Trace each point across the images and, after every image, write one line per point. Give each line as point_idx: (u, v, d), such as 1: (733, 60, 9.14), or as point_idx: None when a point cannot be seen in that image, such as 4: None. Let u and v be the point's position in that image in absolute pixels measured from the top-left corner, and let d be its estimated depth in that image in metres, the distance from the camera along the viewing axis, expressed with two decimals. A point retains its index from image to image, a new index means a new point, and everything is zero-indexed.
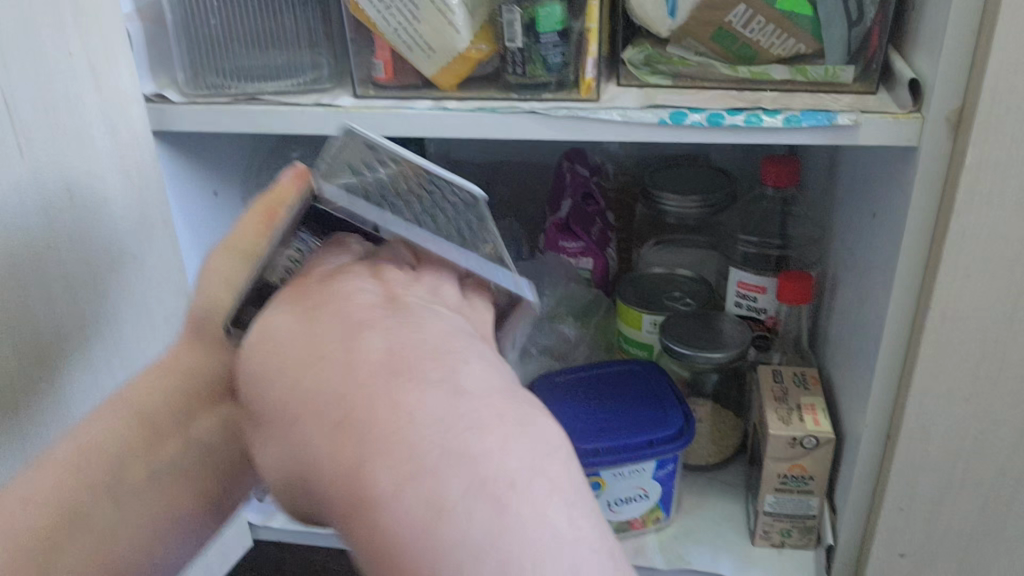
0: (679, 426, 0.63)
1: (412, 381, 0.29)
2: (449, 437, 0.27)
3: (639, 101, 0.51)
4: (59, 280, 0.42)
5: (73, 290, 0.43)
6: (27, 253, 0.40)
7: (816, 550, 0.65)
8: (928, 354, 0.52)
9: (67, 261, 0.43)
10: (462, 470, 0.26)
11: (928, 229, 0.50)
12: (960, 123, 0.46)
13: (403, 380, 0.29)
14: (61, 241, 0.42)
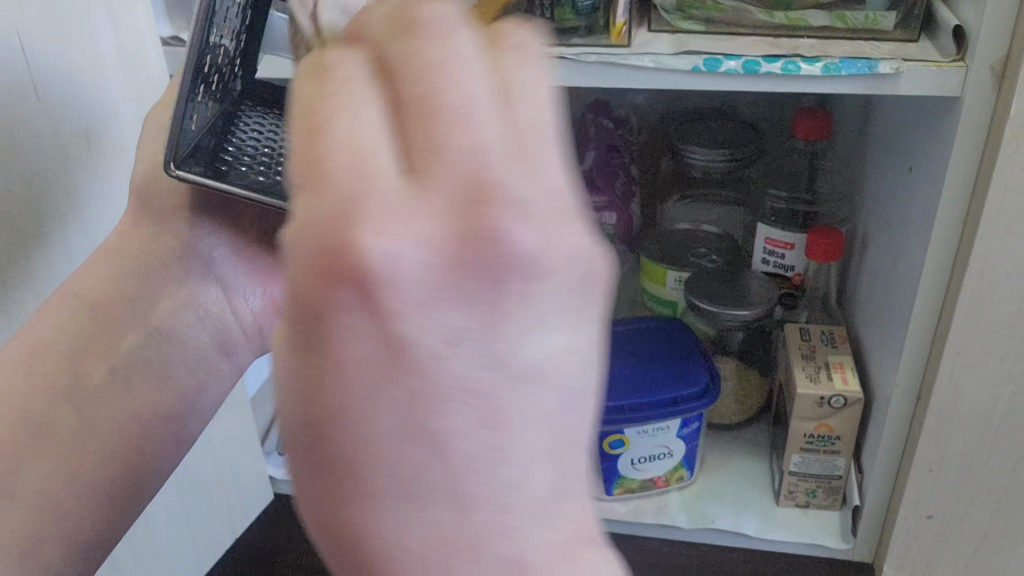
0: (704, 383, 0.63)
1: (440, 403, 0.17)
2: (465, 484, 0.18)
3: (672, 48, 0.49)
4: (54, 230, 0.38)
5: (67, 240, 0.39)
6: (29, 202, 0.36)
7: (840, 510, 0.65)
8: (965, 313, 0.50)
9: (63, 206, 0.38)
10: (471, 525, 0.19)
11: (969, 182, 0.48)
12: (1005, 74, 0.44)
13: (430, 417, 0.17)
14: (59, 189, 0.38)
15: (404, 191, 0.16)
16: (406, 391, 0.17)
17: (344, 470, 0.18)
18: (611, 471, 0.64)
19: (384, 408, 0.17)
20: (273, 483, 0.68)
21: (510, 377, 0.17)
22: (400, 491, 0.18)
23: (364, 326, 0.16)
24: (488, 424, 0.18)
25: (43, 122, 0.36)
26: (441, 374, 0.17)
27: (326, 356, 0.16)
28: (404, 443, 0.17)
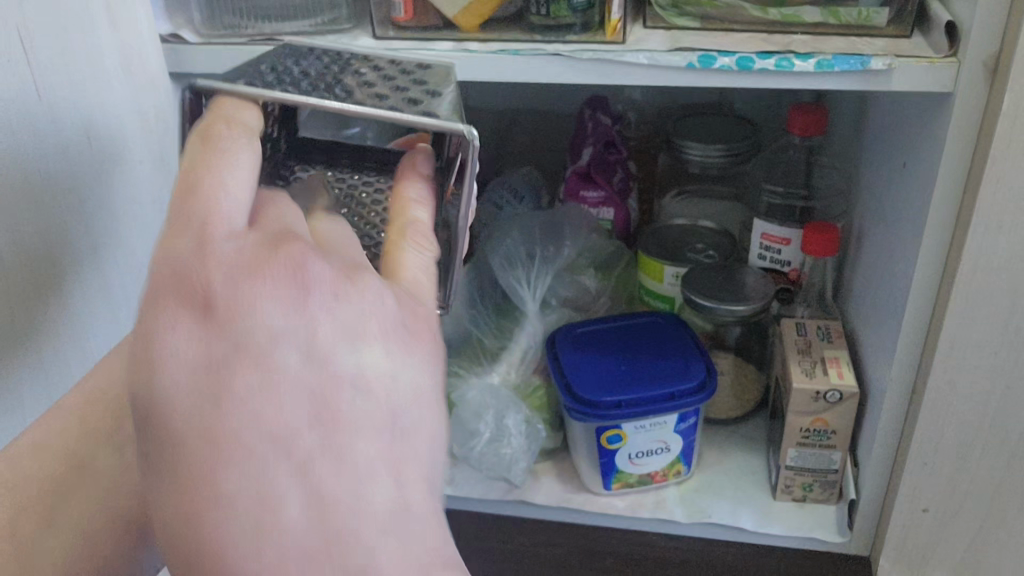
0: (701, 378, 0.63)
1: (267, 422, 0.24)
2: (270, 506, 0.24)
3: (667, 44, 0.50)
4: (80, 224, 0.42)
5: (93, 235, 0.43)
6: (52, 197, 0.40)
7: (837, 503, 0.65)
8: (958, 307, 0.50)
9: (87, 202, 0.42)
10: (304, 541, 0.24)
11: (962, 177, 0.48)
12: (997, 69, 0.45)
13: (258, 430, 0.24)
14: (80, 184, 0.41)
15: (252, 262, 0.26)
16: (243, 392, 0.24)
17: (204, 487, 0.23)
18: (609, 466, 0.65)
19: (236, 429, 0.24)
20: None
21: (336, 386, 0.25)
22: (253, 508, 0.23)
23: (213, 365, 0.24)
24: (318, 426, 0.24)
25: (46, 118, 0.39)
26: (269, 389, 0.24)
27: (191, 398, 0.24)
28: (259, 443, 0.24)
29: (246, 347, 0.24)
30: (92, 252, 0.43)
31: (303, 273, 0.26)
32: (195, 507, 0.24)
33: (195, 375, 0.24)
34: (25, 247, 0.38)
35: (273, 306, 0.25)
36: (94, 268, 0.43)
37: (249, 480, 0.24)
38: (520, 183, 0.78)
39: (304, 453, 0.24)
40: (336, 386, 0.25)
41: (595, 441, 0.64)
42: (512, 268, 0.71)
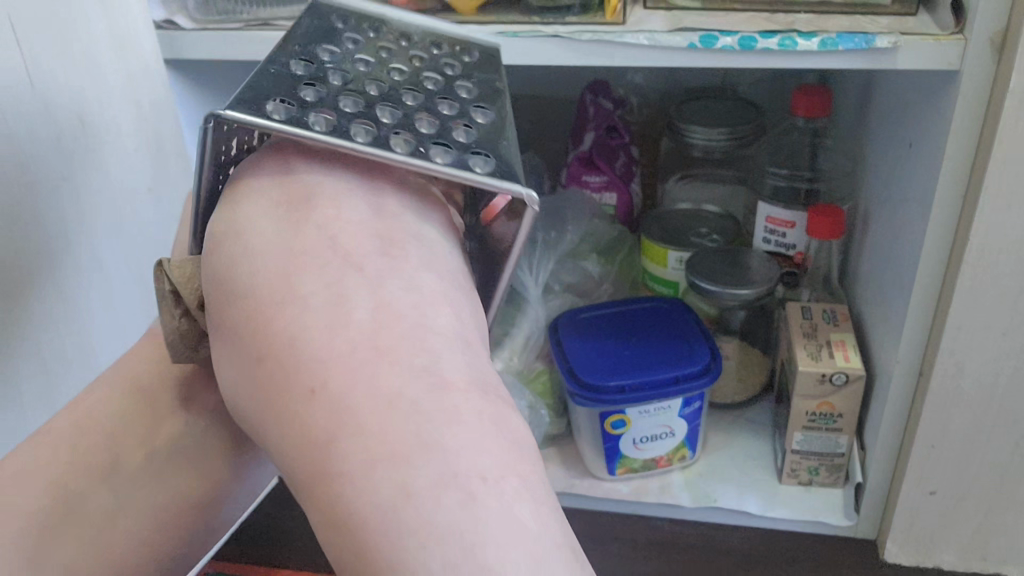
0: (706, 362, 0.62)
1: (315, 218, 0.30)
2: (341, 309, 0.27)
3: (668, 25, 0.49)
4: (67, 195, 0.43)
5: (81, 201, 0.44)
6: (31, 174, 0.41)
7: (844, 488, 0.65)
8: (963, 288, 0.50)
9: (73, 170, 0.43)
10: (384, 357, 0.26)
11: (970, 156, 0.48)
12: (1005, 45, 0.44)
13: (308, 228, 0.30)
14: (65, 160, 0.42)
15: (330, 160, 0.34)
16: (315, 230, 0.30)
17: (278, 284, 0.28)
18: (614, 452, 0.64)
19: (309, 242, 0.30)
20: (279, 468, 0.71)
21: (395, 235, 0.31)
22: (320, 318, 0.27)
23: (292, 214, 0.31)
24: (384, 255, 0.30)
25: (37, 109, 0.40)
26: (336, 227, 0.30)
27: (274, 235, 0.30)
28: (329, 254, 0.29)
29: (316, 194, 0.32)
30: (79, 222, 0.44)
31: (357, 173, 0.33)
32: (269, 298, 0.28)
33: (278, 208, 0.31)
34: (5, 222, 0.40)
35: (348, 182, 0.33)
36: (82, 239, 0.44)
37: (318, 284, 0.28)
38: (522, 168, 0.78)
39: (373, 274, 0.29)
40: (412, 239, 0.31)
41: (599, 426, 0.63)
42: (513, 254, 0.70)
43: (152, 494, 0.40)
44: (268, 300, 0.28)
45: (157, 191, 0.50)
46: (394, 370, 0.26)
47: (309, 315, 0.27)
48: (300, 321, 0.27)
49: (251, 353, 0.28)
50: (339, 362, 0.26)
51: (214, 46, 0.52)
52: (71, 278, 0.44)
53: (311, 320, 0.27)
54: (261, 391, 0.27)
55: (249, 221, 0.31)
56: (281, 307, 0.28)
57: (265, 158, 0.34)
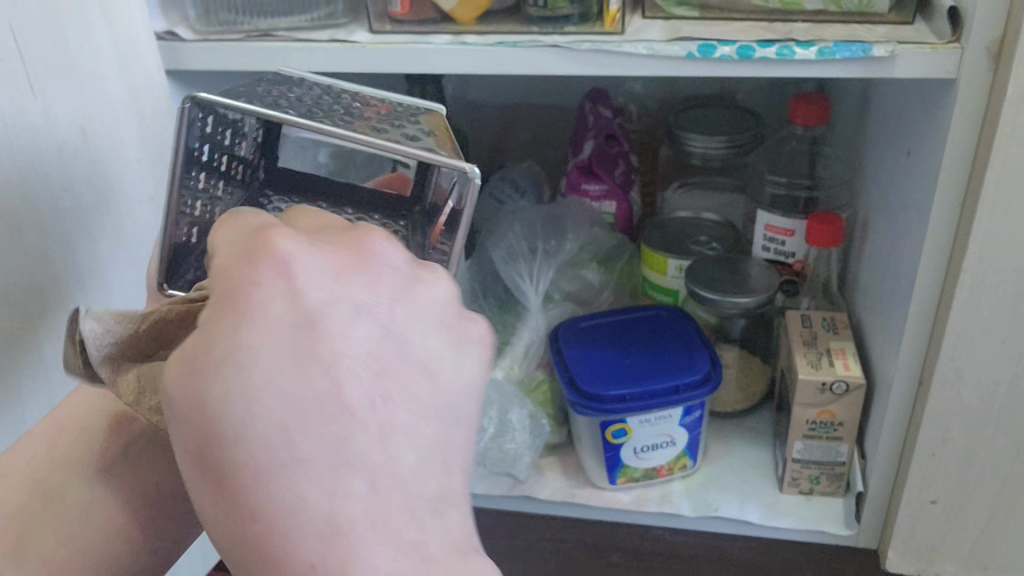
0: (706, 371, 0.62)
1: (331, 334, 0.28)
2: (337, 447, 0.27)
3: (666, 34, 0.49)
4: (72, 208, 0.43)
5: (84, 213, 0.44)
6: (37, 185, 0.41)
7: (845, 497, 0.64)
8: (963, 297, 0.50)
9: (77, 183, 0.43)
10: (361, 504, 0.27)
11: (967, 165, 0.48)
12: (1001, 54, 0.44)
13: (329, 347, 0.28)
14: (70, 174, 0.43)
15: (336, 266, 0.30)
16: (309, 397, 0.27)
17: (279, 412, 0.27)
18: (614, 461, 0.64)
19: (320, 367, 0.28)
20: None
21: (401, 366, 0.29)
22: (308, 463, 0.27)
23: (290, 357, 0.27)
24: (379, 395, 0.28)
25: (41, 124, 0.40)
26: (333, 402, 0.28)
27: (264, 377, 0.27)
28: (340, 379, 0.28)
29: (347, 293, 0.29)
30: (82, 235, 0.44)
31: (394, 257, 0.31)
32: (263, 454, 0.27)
33: (279, 344, 0.27)
34: (12, 234, 0.40)
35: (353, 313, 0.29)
36: (85, 251, 0.44)
37: (324, 414, 0.27)
38: (522, 177, 0.78)
39: (378, 413, 0.28)
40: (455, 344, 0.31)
41: (599, 435, 0.63)
42: (514, 264, 0.70)
43: (122, 488, 0.41)
44: (266, 433, 0.27)
45: (158, 201, 0.50)
46: (370, 517, 0.27)
47: (304, 444, 0.27)
48: (281, 462, 0.27)
49: (220, 468, 0.27)
50: (319, 510, 0.27)
51: (214, 57, 0.52)
52: (75, 291, 0.44)
53: (304, 450, 0.27)
54: (222, 497, 0.27)
55: (283, 298, 0.28)
56: (275, 436, 0.27)
57: (259, 249, 0.29)
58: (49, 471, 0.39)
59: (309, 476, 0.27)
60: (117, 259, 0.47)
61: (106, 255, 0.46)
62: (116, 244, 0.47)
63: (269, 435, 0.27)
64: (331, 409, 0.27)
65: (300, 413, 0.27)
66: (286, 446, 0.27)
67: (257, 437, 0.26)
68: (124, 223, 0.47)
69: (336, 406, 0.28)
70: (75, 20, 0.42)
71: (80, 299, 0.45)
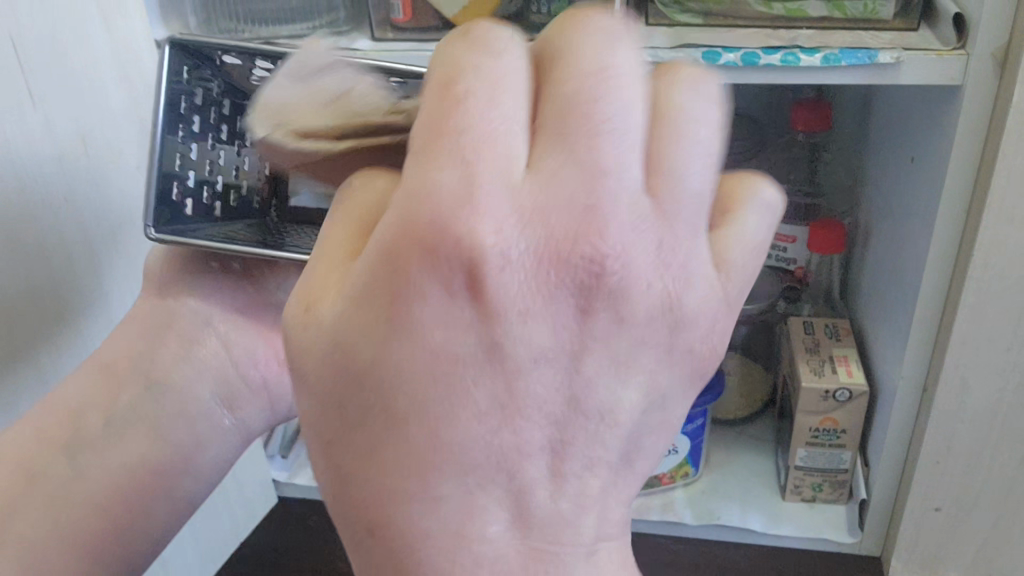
0: (708, 378, 0.62)
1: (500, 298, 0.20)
2: (498, 434, 0.21)
3: (670, 41, 0.49)
4: (72, 217, 0.42)
5: (83, 222, 0.43)
6: (38, 194, 0.40)
7: (847, 504, 0.64)
8: (969, 303, 0.50)
9: (77, 191, 0.43)
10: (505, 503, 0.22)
11: (973, 172, 0.48)
12: (1007, 61, 0.44)
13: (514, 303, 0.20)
14: (71, 182, 0.42)
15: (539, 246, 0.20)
16: (495, 401, 0.21)
17: (460, 364, 0.20)
18: None
19: (520, 324, 0.20)
20: (275, 487, 0.71)
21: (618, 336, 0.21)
22: (470, 457, 0.21)
23: (477, 367, 0.20)
24: (592, 370, 0.21)
25: (41, 132, 0.40)
26: (517, 416, 0.21)
27: (430, 367, 0.20)
28: (534, 352, 0.21)
29: (586, 219, 0.20)
30: (81, 244, 0.44)
31: (643, 213, 0.21)
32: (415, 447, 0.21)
33: (459, 309, 0.20)
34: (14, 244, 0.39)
35: (553, 322, 0.21)
36: (84, 260, 0.44)
37: (513, 385, 0.21)
38: None
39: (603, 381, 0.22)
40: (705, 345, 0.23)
41: None
42: None
43: (110, 464, 0.40)
44: (435, 384, 0.20)
45: None
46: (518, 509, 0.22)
47: (454, 430, 0.21)
48: (448, 437, 0.21)
49: (370, 410, 0.21)
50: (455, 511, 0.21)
51: None
52: (74, 301, 0.44)
53: (453, 434, 0.21)
54: (342, 431, 0.21)
55: (484, 191, 0.20)
56: (445, 401, 0.21)
57: (486, 87, 0.21)
58: (37, 449, 0.38)
59: (462, 454, 0.21)
60: (114, 265, 0.47)
61: (104, 263, 0.46)
62: (113, 251, 0.46)
63: (438, 389, 0.20)
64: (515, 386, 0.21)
65: (481, 387, 0.21)
66: (444, 417, 0.21)
67: (421, 391, 0.20)
68: (123, 230, 0.47)
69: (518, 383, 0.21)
70: (75, 26, 0.42)
71: (79, 308, 0.44)
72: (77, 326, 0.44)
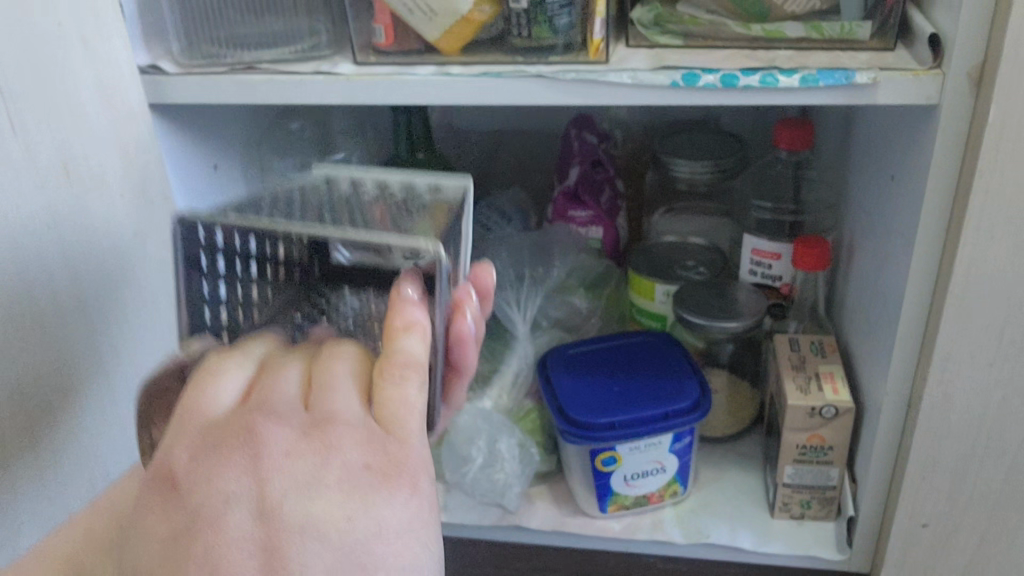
0: (695, 397, 0.62)
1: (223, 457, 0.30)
2: (243, 519, 0.28)
3: (650, 63, 0.49)
4: (55, 245, 0.42)
5: (68, 250, 0.43)
6: (19, 221, 0.40)
7: (836, 521, 0.64)
8: (951, 321, 0.50)
9: (58, 219, 0.42)
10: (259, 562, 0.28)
11: (950, 191, 0.48)
12: (982, 80, 0.44)
13: (221, 456, 0.30)
14: (52, 208, 0.42)
15: (214, 439, 0.31)
16: (204, 544, 0.28)
17: (193, 514, 0.29)
18: (605, 489, 0.64)
19: (220, 470, 0.29)
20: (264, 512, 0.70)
21: (302, 452, 0.30)
22: (219, 526, 0.28)
23: (209, 506, 0.29)
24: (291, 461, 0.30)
25: (20, 156, 0.40)
26: (219, 557, 0.28)
27: (162, 546, 0.29)
28: (235, 476, 0.29)
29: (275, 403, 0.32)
30: (67, 275, 0.43)
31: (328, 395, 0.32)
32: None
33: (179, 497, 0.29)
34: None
35: (232, 477, 0.29)
36: (68, 291, 0.43)
37: (239, 490, 0.29)
38: (509, 204, 0.78)
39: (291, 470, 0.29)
40: (392, 462, 0.31)
41: (589, 463, 0.63)
42: (501, 291, 0.70)
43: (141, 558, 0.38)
44: (182, 525, 0.29)
45: (142, 233, 0.49)
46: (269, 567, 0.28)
47: (212, 528, 0.28)
48: (204, 534, 0.28)
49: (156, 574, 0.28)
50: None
51: (199, 89, 0.52)
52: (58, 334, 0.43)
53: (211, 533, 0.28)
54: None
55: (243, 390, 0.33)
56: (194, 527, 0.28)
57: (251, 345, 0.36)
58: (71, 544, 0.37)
59: (219, 533, 0.28)
60: (101, 297, 0.46)
61: (90, 293, 0.45)
62: (100, 280, 0.46)
63: (186, 526, 0.28)
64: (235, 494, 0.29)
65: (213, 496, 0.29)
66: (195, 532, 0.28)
67: (177, 536, 0.28)
68: (110, 259, 0.46)
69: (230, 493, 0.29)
70: (55, 55, 0.42)
71: (66, 343, 0.44)
72: (65, 362, 0.44)
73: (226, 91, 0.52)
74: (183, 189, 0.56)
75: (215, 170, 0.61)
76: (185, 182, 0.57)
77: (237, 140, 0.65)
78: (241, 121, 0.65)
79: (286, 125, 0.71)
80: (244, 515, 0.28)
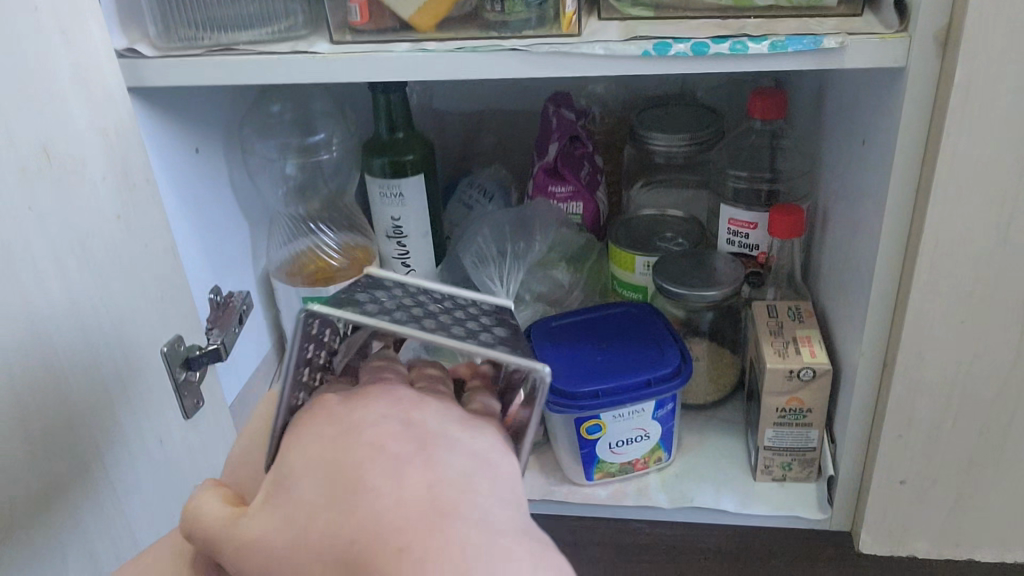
0: (677, 363, 0.63)
1: (366, 396, 0.32)
2: (392, 427, 0.30)
3: (622, 34, 0.50)
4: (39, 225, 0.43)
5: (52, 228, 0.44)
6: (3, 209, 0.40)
7: (817, 482, 0.66)
8: (923, 281, 0.51)
9: (40, 199, 0.43)
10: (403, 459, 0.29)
11: (920, 152, 0.49)
12: (948, 41, 0.45)
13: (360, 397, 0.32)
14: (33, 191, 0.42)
15: (351, 392, 0.33)
16: (356, 449, 0.29)
17: (344, 430, 0.30)
18: (590, 456, 0.65)
19: (361, 404, 0.32)
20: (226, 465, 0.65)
21: (435, 399, 0.33)
22: (365, 435, 0.30)
23: (355, 424, 0.31)
24: (424, 401, 0.32)
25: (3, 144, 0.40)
26: (375, 449, 0.29)
27: (318, 453, 0.30)
28: (379, 406, 0.31)
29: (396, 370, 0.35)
30: (53, 253, 0.44)
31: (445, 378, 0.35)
32: (333, 506, 0.28)
33: (326, 424, 0.31)
34: None
35: (378, 407, 0.31)
36: (53, 272, 0.44)
37: (381, 410, 0.31)
38: (490, 182, 0.79)
39: (426, 406, 0.32)
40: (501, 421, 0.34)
41: (574, 431, 0.64)
42: (483, 266, 0.71)
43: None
44: (334, 441, 0.30)
45: (124, 216, 0.50)
46: (416, 468, 0.29)
47: (363, 435, 0.30)
48: (359, 441, 0.30)
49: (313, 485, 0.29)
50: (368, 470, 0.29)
51: (178, 71, 0.53)
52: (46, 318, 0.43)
53: (362, 438, 0.30)
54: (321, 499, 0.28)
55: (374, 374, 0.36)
56: (347, 433, 0.30)
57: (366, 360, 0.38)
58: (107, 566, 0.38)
59: (368, 437, 0.30)
60: (85, 279, 0.46)
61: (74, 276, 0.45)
62: (84, 261, 0.46)
63: (339, 442, 0.30)
64: (373, 415, 0.31)
65: (357, 419, 0.31)
66: (349, 440, 0.30)
67: (329, 451, 0.30)
68: (94, 240, 0.47)
69: (374, 413, 0.31)
70: (32, 42, 0.42)
71: (53, 326, 0.44)
72: (57, 348, 0.44)
73: (207, 74, 0.53)
74: (165, 172, 0.57)
75: (197, 153, 0.62)
76: (167, 164, 0.57)
77: (218, 123, 0.66)
78: (221, 104, 0.66)
79: (266, 107, 0.72)
80: (391, 427, 0.30)
